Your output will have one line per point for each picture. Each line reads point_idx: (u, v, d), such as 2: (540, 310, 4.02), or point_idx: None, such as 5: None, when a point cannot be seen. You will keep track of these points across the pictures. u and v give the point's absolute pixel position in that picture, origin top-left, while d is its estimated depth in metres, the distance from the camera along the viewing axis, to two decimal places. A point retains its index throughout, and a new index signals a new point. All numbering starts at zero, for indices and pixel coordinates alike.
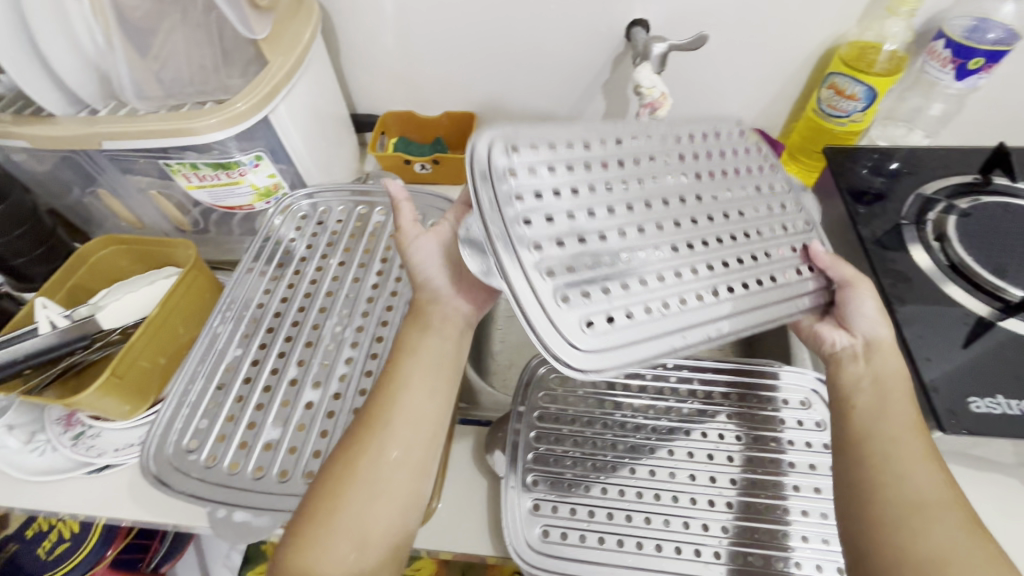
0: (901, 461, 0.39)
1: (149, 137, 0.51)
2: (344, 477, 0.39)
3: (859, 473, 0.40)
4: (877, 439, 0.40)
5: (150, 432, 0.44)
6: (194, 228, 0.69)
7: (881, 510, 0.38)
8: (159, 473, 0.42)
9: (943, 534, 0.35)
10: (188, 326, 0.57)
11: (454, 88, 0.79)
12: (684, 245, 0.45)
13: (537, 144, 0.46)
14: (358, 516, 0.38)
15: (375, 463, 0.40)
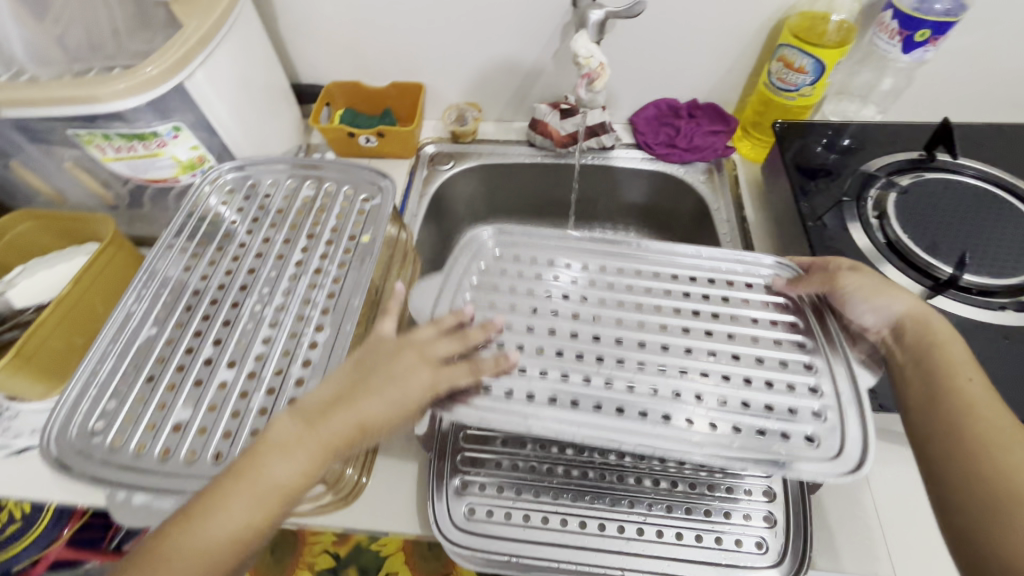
0: (984, 439, 0.37)
1: (51, 105, 0.48)
2: (232, 495, 0.37)
3: (950, 456, 0.38)
4: (952, 433, 0.38)
5: (52, 415, 0.43)
6: (122, 202, 0.65)
7: (982, 497, 0.35)
8: (60, 456, 0.41)
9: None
10: (108, 304, 0.55)
11: (400, 57, 0.76)
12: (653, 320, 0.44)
13: (515, 252, 0.50)
14: (216, 528, 0.37)
15: (252, 483, 0.37)
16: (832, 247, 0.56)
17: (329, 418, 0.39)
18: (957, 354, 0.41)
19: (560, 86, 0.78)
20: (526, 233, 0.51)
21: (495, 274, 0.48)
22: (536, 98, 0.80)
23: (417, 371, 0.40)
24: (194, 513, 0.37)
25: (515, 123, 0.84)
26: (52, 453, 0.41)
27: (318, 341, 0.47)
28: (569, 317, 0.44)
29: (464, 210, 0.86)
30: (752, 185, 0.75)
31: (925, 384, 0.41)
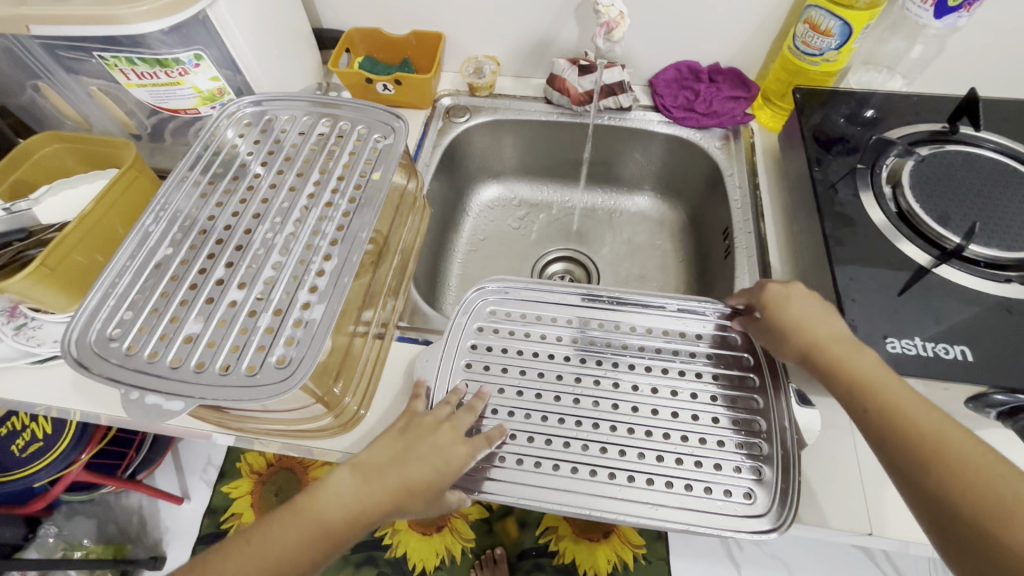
0: (928, 438, 0.39)
1: (77, 23, 0.49)
2: (302, 514, 0.44)
3: (875, 432, 0.41)
4: (907, 438, 0.40)
5: (73, 319, 0.45)
6: (145, 133, 0.67)
7: (910, 457, 0.39)
8: (80, 357, 0.43)
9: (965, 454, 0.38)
10: (128, 227, 0.57)
11: (422, 4, 0.76)
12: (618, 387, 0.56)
13: (507, 311, 0.62)
14: (281, 538, 0.43)
15: (319, 503, 0.44)
16: (841, 212, 0.56)
17: (387, 471, 0.46)
18: (841, 333, 0.47)
19: (581, 42, 0.77)
20: (520, 296, 0.63)
21: (491, 335, 0.60)
22: (556, 54, 0.80)
23: (452, 443, 0.49)
24: (267, 523, 0.44)
25: (533, 80, 0.84)
26: (73, 354, 0.43)
27: (325, 270, 0.48)
28: (553, 379, 0.57)
29: (477, 166, 0.87)
30: (768, 153, 0.74)
31: (827, 371, 0.46)
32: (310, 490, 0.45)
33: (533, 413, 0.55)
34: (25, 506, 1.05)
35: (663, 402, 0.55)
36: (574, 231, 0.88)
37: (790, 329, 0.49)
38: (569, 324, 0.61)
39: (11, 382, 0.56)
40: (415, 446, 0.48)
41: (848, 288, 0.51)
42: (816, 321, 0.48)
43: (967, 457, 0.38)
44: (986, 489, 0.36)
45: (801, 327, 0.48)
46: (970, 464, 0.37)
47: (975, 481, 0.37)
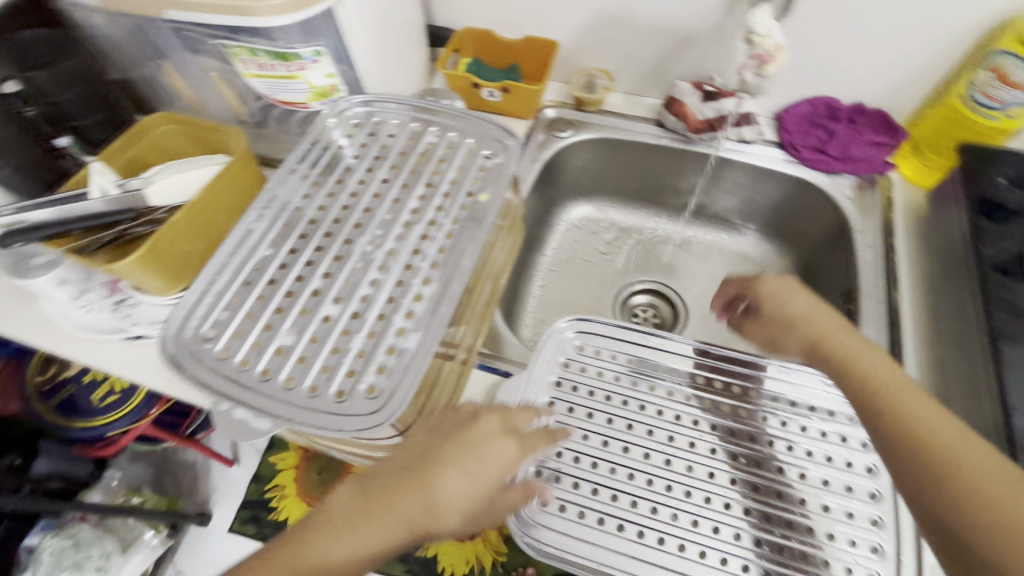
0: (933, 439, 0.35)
1: (210, 11, 0.49)
2: (301, 547, 0.36)
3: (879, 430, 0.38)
4: (913, 431, 0.36)
5: (173, 313, 0.44)
6: (252, 120, 0.66)
7: (914, 475, 0.35)
8: (176, 354, 0.43)
9: (964, 461, 0.33)
10: (229, 217, 0.57)
11: (541, 10, 0.72)
12: (707, 448, 0.50)
13: (596, 348, 0.56)
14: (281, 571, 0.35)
15: (320, 528, 0.37)
16: (1011, 302, 0.48)
17: (388, 494, 0.37)
18: (843, 332, 0.44)
19: (707, 65, 0.71)
20: (613, 334, 0.57)
21: (577, 374, 0.54)
22: (676, 74, 0.73)
23: (494, 436, 0.40)
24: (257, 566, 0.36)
25: (645, 98, 0.78)
26: (169, 349, 0.43)
27: (423, 294, 0.46)
28: (643, 434, 0.51)
29: (571, 182, 0.82)
30: (909, 212, 0.65)
31: (837, 368, 0.43)
32: (310, 519, 0.38)
33: (618, 468, 0.49)
34: (94, 449, 1.11)
35: (699, 459, 0.49)
36: (664, 263, 0.82)
37: (790, 326, 0.47)
38: (664, 372, 0.54)
39: (104, 355, 0.57)
40: (421, 464, 0.38)
41: (1017, 396, 0.44)
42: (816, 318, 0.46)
43: (968, 466, 0.33)
44: (985, 499, 0.32)
45: (800, 325, 0.46)
46: (973, 471, 0.33)
47: (977, 492, 0.32)
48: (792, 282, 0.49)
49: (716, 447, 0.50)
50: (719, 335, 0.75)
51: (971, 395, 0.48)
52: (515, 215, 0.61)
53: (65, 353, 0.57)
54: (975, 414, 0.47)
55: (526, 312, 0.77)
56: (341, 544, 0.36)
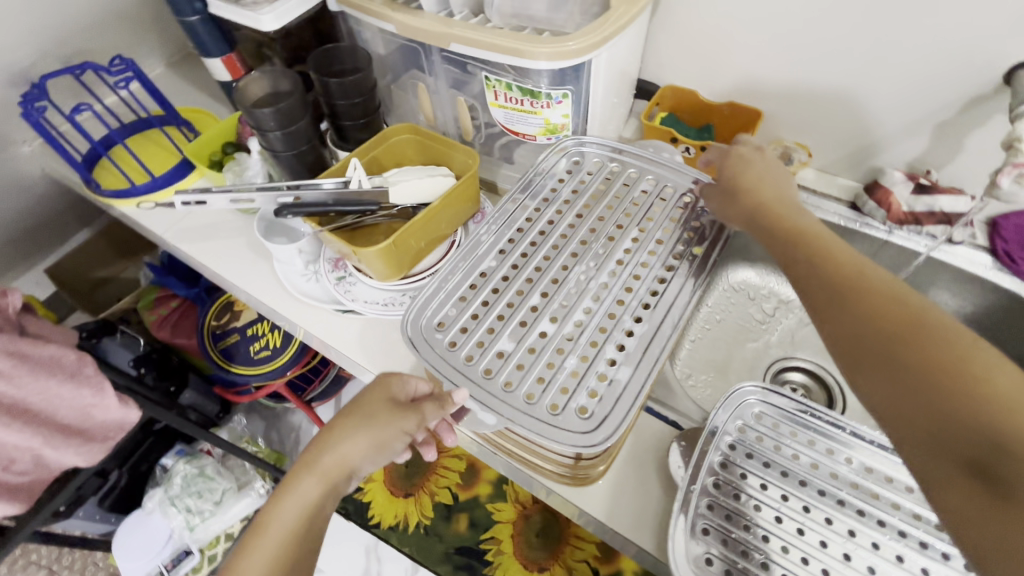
0: (962, 372, 0.33)
1: (486, 49, 0.56)
2: (290, 494, 0.46)
3: (864, 352, 0.37)
4: (916, 357, 0.35)
5: (412, 303, 0.51)
6: (470, 141, 0.73)
7: (927, 405, 0.33)
8: (414, 338, 0.49)
9: (995, 385, 0.32)
10: (448, 225, 0.64)
11: (754, 79, 0.74)
12: (892, 555, 0.47)
13: (775, 420, 0.55)
14: (286, 512, 0.45)
15: (299, 486, 0.46)
16: None
17: (337, 434, 0.48)
18: (870, 264, 0.41)
19: (920, 157, 0.69)
20: (793, 410, 0.55)
21: (753, 441, 0.53)
22: (882, 160, 0.72)
23: (382, 407, 0.49)
24: (278, 500, 0.46)
25: (839, 178, 0.77)
26: (408, 331, 0.49)
27: (634, 331, 0.48)
28: (821, 520, 0.49)
29: (740, 245, 0.82)
30: None
31: (856, 300, 0.39)
32: (308, 457, 0.47)
33: (793, 549, 0.47)
34: (231, 394, 1.23)
35: (882, 563, 0.47)
36: (825, 344, 0.79)
37: (783, 244, 0.47)
38: (847, 462, 0.52)
39: (318, 322, 0.65)
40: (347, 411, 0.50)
41: None
42: (768, 206, 0.50)
43: (980, 395, 0.32)
44: (986, 425, 0.31)
45: (807, 246, 0.45)
46: (967, 396, 0.32)
47: (990, 415, 0.31)
48: (780, 197, 0.50)
49: (903, 556, 0.47)
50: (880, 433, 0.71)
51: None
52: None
53: (287, 314, 0.66)
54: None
55: (675, 364, 0.78)
56: (346, 459, 0.47)
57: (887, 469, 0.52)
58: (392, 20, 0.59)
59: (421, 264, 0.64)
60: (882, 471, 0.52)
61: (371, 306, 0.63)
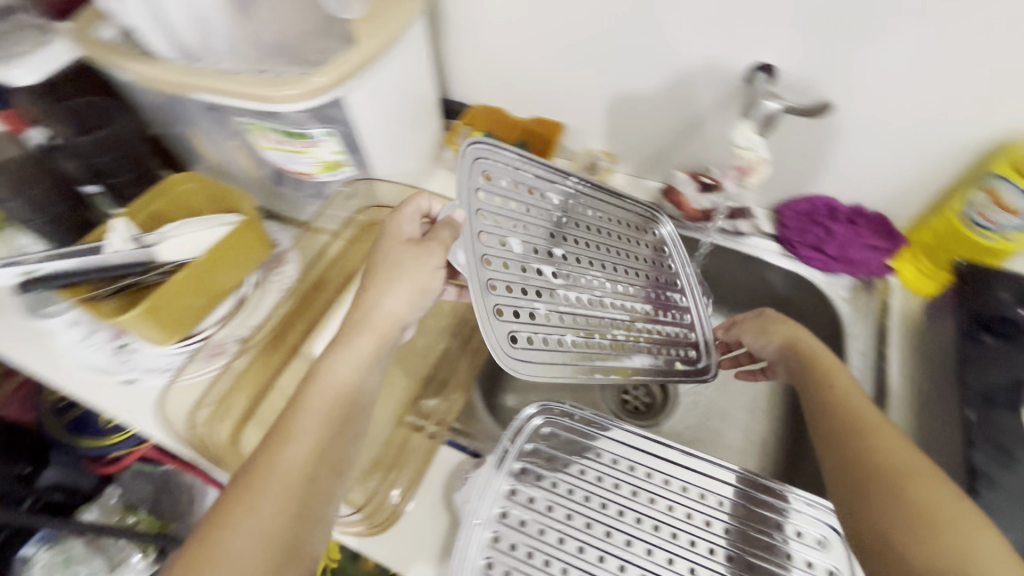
0: (937, 523, 0.41)
1: (235, 96, 0.53)
2: (244, 498, 0.40)
3: (875, 511, 0.44)
4: (914, 488, 0.43)
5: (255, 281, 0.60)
6: (265, 182, 0.70)
7: (928, 557, 0.40)
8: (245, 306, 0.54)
9: (984, 562, 0.39)
10: (230, 276, 0.61)
11: (549, 94, 0.75)
12: (665, 559, 0.48)
13: (565, 437, 0.55)
14: (243, 543, 0.39)
15: (276, 467, 0.42)
16: (1000, 444, 0.50)
17: (294, 418, 0.44)
18: (914, 474, 0.44)
19: (705, 157, 0.72)
20: (584, 423, 0.56)
21: (542, 462, 0.53)
22: (676, 162, 0.75)
23: (360, 349, 0.47)
24: (218, 530, 0.39)
25: (646, 180, 0.79)
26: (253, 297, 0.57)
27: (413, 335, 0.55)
28: (601, 535, 0.49)
29: None
30: (907, 320, 0.64)
31: (868, 465, 0.46)
32: (241, 479, 0.42)
33: (570, 570, 0.48)
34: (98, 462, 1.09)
35: (656, 569, 0.48)
36: None
37: (854, 441, 0.48)
38: (630, 470, 0.53)
39: (101, 393, 0.60)
40: (302, 388, 0.46)
41: None
42: (802, 345, 0.58)
43: (968, 560, 0.39)
44: (959, 563, 0.39)
45: (868, 460, 0.46)
46: (957, 552, 0.40)
47: (957, 559, 0.39)
48: (847, 378, 0.53)
49: (675, 559, 0.49)
50: (705, 424, 0.74)
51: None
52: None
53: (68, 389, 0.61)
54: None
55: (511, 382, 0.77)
56: (302, 448, 0.43)
57: (665, 470, 0.53)
58: (126, 70, 0.55)
59: (206, 321, 0.60)
60: (662, 474, 0.53)
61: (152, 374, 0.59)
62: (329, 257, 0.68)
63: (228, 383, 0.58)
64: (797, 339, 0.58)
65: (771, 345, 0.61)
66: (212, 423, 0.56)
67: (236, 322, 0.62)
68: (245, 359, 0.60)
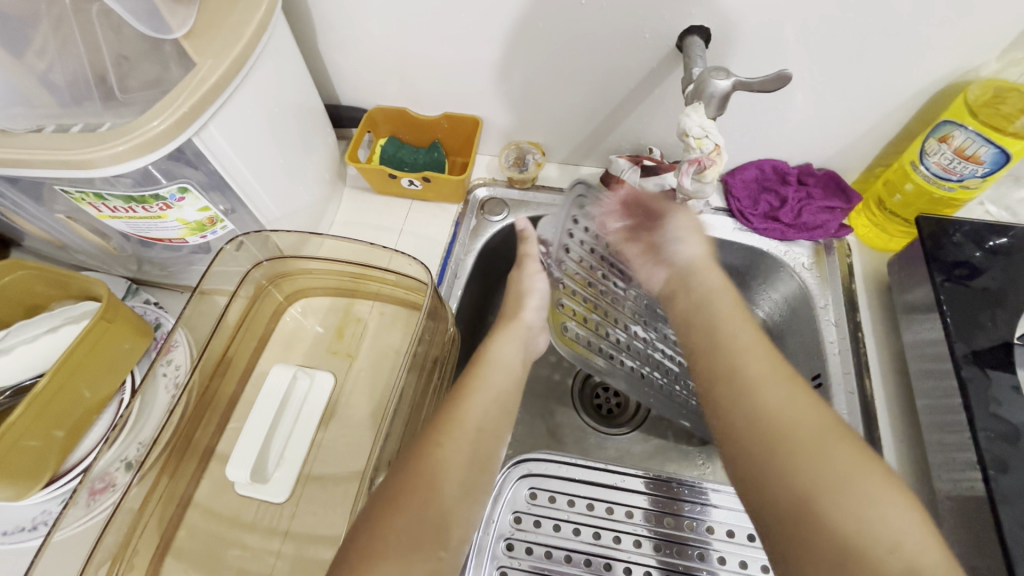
0: (810, 444, 0.35)
1: (35, 164, 0.39)
2: (414, 469, 0.39)
3: (737, 430, 0.38)
4: (785, 414, 0.37)
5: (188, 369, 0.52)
6: (122, 252, 0.56)
7: (799, 482, 0.34)
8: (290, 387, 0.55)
9: (855, 480, 0.33)
10: (95, 388, 0.47)
11: (456, 87, 0.63)
12: None
13: (551, 494, 0.50)
14: (431, 505, 0.38)
15: (461, 428, 0.42)
16: (997, 415, 0.45)
17: (449, 428, 0.42)
18: (768, 386, 0.38)
19: (642, 134, 0.65)
20: (567, 475, 0.51)
21: (530, 530, 0.49)
22: (612, 143, 0.67)
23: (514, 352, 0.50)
24: (388, 514, 0.37)
25: (582, 167, 0.71)
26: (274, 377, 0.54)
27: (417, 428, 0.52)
28: None
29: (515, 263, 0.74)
30: (872, 279, 0.61)
31: (734, 388, 0.39)
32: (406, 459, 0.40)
33: None
34: None
35: None
36: None
37: (720, 356, 0.42)
38: (628, 517, 0.49)
39: None
40: (459, 391, 0.45)
41: (1018, 540, 0.40)
42: (700, 271, 0.49)
43: (841, 478, 0.33)
44: (835, 488, 0.33)
45: (736, 378, 0.40)
46: (827, 471, 0.34)
47: (837, 486, 0.33)
48: (730, 300, 0.46)
49: None
50: None
51: (955, 503, 0.45)
52: (448, 346, 0.56)
53: None
54: (957, 518, 0.45)
55: None
56: (467, 442, 0.42)
57: (666, 511, 0.49)
58: None
59: (78, 450, 0.47)
60: (664, 515, 0.49)
61: (19, 535, 0.46)
62: (230, 327, 0.56)
63: (125, 525, 0.46)
64: (690, 266, 0.50)
65: (683, 252, 0.51)
66: None
67: (122, 441, 0.48)
68: (141, 488, 0.47)
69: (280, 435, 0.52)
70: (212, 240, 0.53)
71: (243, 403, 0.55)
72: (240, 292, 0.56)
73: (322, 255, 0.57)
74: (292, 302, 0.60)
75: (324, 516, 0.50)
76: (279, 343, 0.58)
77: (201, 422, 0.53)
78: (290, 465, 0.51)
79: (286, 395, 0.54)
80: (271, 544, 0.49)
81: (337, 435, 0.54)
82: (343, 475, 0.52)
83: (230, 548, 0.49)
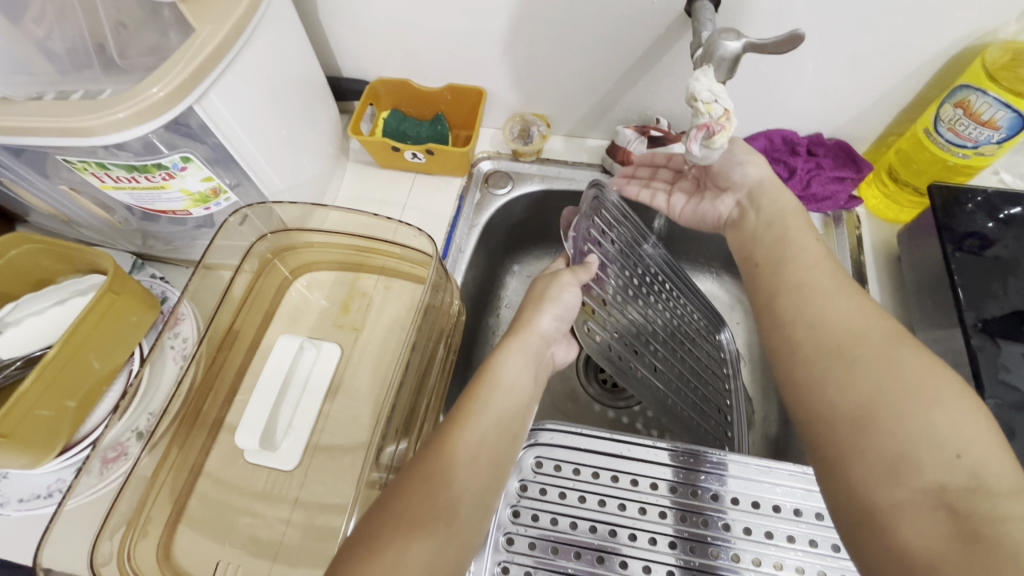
0: (876, 356, 0.34)
1: (36, 133, 0.39)
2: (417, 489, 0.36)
3: (793, 351, 0.38)
4: (858, 339, 0.36)
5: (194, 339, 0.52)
6: (126, 226, 0.56)
7: (865, 394, 0.33)
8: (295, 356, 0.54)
9: (927, 384, 0.32)
10: (105, 359, 0.48)
11: (459, 58, 0.62)
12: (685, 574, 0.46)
13: (556, 463, 0.51)
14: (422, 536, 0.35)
15: (458, 451, 0.39)
16: (1007, 383, 0.45)
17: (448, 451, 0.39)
18: (834, 299, 0.39)
19: (649, 105, 0.63)
20: (573, 444, 0.51)
21: (536, 497, 0.49)
22: (619, 114, 0.66)
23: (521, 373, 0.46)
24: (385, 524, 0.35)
25: (588, 139, 0.70)
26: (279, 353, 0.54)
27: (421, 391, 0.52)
28: (616, 566, 0.47)
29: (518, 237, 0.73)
30: (880, 251, 0.61)
31: (796, 314, 0.39)
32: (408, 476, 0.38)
33: None
34: None
35: None
36: None
37: (777, 285, 0.42)
38: (633, 484, 0.50)
39: None
40: None
41: None
42: (770, 188, 0.49)
43: (907, 387, 0.32)
44: (898, 403, 0.32)
45: (797, 297, 0.40)
46: (895, 379, 0.33)
47: (911, 404, 0.32)
48: (798, 237, 0.45)
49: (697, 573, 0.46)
50: None
51: None
52: (454, 320, 0.57)
53: None
54: None
55: None
56: (479, 463, 0.40)
57: (672, 479, 0.49)
58: None
59: (89, 420, 0.48)
60: (671, 482, 0.49)
61: (34, 503, 0.47)
62: (235, 301, 0.56)
63: (138, 493, 0.47)
64: (759, 185, 0.49)
65: (749, 174, 0.50)
66: (129, 547, 0.46)
67: (132, 411, 0.48)
68: (152, 457, 0.48)
69: (287, 408, 0.53)
70: (216, 212, 0.53)
71: (251, 375, 0.56)
72: (245, 266, 0.56)
73: (326, 228, 0.57)
74: (297, 276, 0.60)
75: (332, 484, 0.51)
76: (285, 317, 0.59)
77: (210, 393, 0.53)
78: (298, 434, 0.52)
79: (291, 368, 0.54)
80: (281, 512, 0.50)
81: (344, 405, 0.54)
82: (349, 445, 0.52)
83: (240, 517, 0.50)
